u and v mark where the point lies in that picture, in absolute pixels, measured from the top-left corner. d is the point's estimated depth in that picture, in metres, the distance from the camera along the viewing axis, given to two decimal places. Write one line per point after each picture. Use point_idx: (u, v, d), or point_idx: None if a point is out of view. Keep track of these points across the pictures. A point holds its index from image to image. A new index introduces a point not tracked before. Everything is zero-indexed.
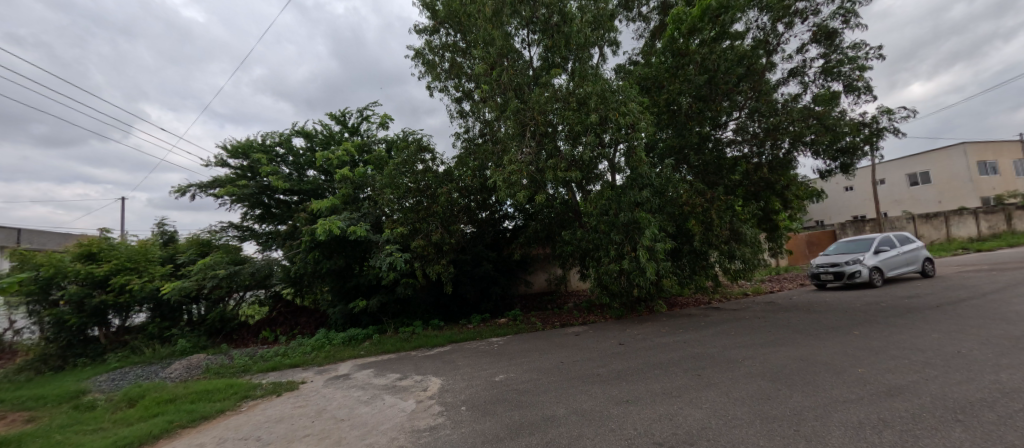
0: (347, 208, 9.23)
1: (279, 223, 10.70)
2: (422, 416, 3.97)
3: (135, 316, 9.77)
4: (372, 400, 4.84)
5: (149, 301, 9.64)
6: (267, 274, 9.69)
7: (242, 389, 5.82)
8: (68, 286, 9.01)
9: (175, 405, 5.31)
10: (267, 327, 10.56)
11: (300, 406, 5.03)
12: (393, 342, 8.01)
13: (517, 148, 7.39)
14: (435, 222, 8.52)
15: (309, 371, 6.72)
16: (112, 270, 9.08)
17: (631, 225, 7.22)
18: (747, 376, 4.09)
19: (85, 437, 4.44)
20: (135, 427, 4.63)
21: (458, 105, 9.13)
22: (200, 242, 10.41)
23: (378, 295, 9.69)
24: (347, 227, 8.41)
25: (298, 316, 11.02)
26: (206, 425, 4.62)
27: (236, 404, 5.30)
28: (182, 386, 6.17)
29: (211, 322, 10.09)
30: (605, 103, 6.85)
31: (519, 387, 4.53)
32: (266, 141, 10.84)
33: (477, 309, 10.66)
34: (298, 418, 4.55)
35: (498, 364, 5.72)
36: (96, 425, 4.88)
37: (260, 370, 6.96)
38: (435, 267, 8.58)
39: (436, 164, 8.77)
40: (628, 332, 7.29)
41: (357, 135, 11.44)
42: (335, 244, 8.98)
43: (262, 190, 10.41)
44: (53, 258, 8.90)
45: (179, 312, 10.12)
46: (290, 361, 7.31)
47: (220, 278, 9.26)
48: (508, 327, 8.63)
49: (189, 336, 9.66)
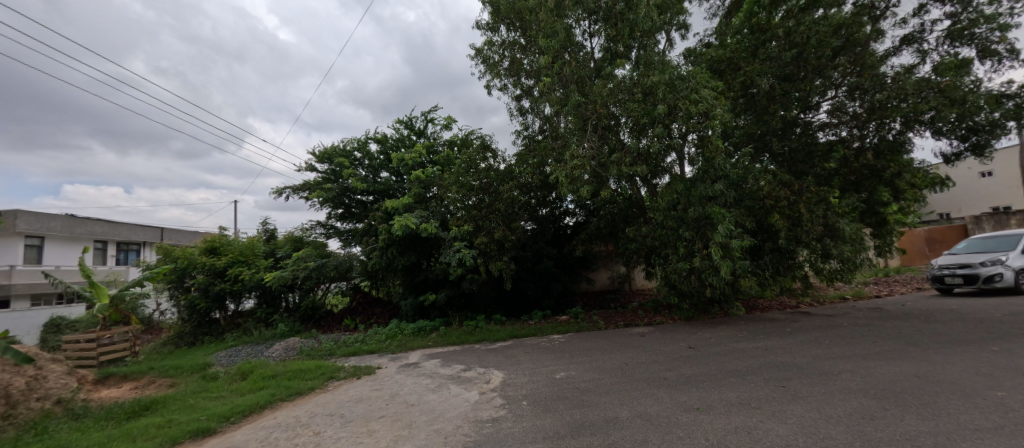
0: (418, 207, 9.75)
1: (357, 221, 11.64)
2: (485, 407, 4.10)
3: (246, 302, 11.34)
4: (439, 388, 5.11)
5: (256, 289, 11.02)
6: (348, 268, 10.68)
7: (329, 370, 6.49)
8: (197, 276, 10.73)
9: (275, 381, 6.08)
10: (348, 316, 11.68)
11: (376, 389, 5.49)
12: (458, 335, 8.33)
13: (577, 142, 7.29)
14: (497, 220, 8.72)
15: (384, 357, 7.30)
16: (229, 262, 10.67)
17: (704, 221, 6.71)
18: (844, 391, 3.60)
19: (210, 402, 5.30)
20: (246, 398, 5.40)
21: (519, 103, 9.18)
22: (294, 238, 11.70)
23: (446, 290, 10.16)
24: (419, 224, 8.97)
25: (373, 307, 12.01)
26: (300, 400, 5.26)
27: (324, 383, 5.94)
28: (281, 364, 7.06)
29: (304, 310, 11.40)
30: (674, 91, 6.46)
31: (581, 385, 4.48)
32: (347, 145, 11.85)
33: (539, 305, 10.70)
34: (374, 400, 4.98)
35: (560, 361, 5.69)
36: (217, 393, 5.78)
37: (343, 354, 7.69)
38: (498, 264, 8.75)
39: (498, 161, 8.92)
40: (699, 335, 6.81)
41: (423, 137, 12.06)
42: (408, 240, 9.63)
43: (344, 191, 11.37)
44: (187, 252, 10.66)
45: (278, 300, 11.48)
46: (368, 347, 8.00)
47: (311, 269, 10.39)
48: (570, 324, 8.53)
49: (287, 320, 10.99)
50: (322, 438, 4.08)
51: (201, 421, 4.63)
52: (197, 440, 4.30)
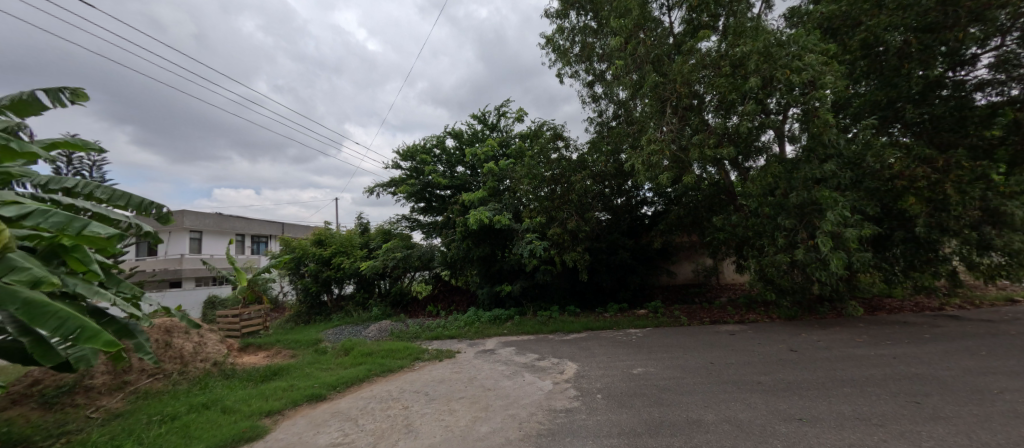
0: (492, 200, 10.01)
1: (437, 214, 12.35)
2: (559, 397, 4.11)
3: (347, 287, 12.74)
4: (514, 375, 5.26)
5: (354, 276, 12.34)
6: (430, 258, 11.42)
7: (415, 351, 7.05)
8: (309, 264, 12.32)
9: (371, 358, 6.78)
10: (431, 302, 12.52)
11: (456, 371, 5.83)
12: (533, 324, 8.45)
13: (655, 126, 6.84)
14: (570, 211, 8.60)
15: (463, 342, 7.72)
16: (333, 252, 12.13)
17: (809, 207, 5.86)
18: (1008, 415, 2.90)
19: (320, 373, 6.11)
20: (348, 371, 6.13)
21: (591, 89, 8.89)
22: (384, 230, 12.83)
23: (520, 281, 10.31)
24: (493, 217, 9.22)
25: (453, 295, 12.71)
26: (391, 377, 5.81)
27: (411, 363, 6.49)
28: (376, 344, 7.85)
29: (394, 295, 12.48)
30: (770, 60, 5.70)
31: (661, 383, 4.24)
32: (426, 143, 12.60)
33: (615, 298, 10.36)
34: (455, 382, 5.30)
35: (637, 357, 5.45)
36: (326, 365, 6.64)
37: (427, 338, 8.29)
38: (572, 255, 8.59)
39: (570, 150, 8.77)
40: (803, 337, 6.01)
41: (496, 130, 12.30)
42: (483, 232, 9.98)
43: (425, 186, 12.11)
44: (300, 244, 12.33)
45: (372, 286, 12.73)
46: (449, 332, 8.50)
47: (399, 259, 11.28)
48: (649, 319, 8.12)
49: (380, 305, 12.13)
50: (410, 412, 4.47)
51: (313, 389, 5.37)
52: (311, 405, 5.00)
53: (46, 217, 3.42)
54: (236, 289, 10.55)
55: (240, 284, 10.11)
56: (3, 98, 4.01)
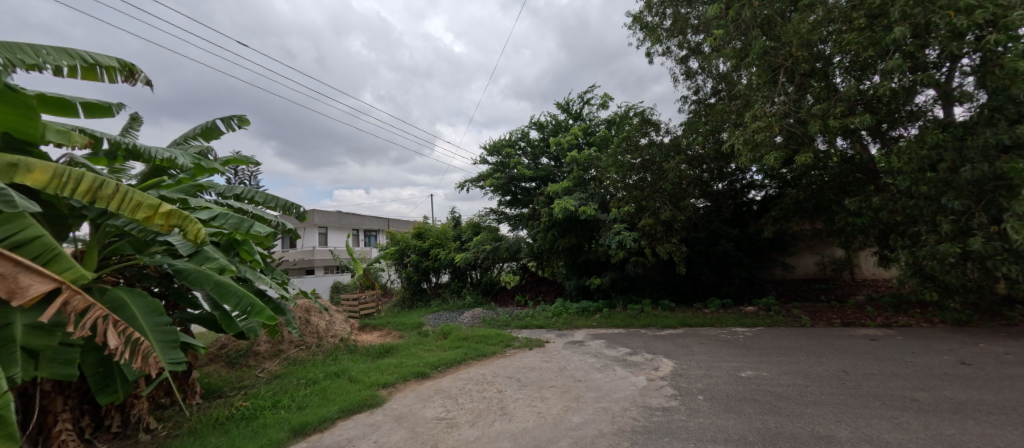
0: (577, 190, 9.87)
1: (523, 206, 12.58)
2: (654, 394, 3.95)
3: (442, 276, 13.75)
4: (605, 368, 5.18)
5: (449, 266, 13.28)
6: (518, 249, 11.75)
7: (506, 339, 7.37)
8: (411, 255, 13.54)
9: (467, 343, 7.28)
10: (520, 292, 12.90)
11: (546, 360, 5.96)
12: (623, 318, 8.18)
13: (764, 99, 6.05)
14: (662, 199, 8.08)
15: (552, 332, 7.84)
16: (430, 244, 13.19)
17: (986, 184, 4.65)
18: None
19: (424, 354, 6.75)
20: (447, 353, 6.68)
21: (685, 65, 8.18)
22: (474, 224, 13.53)
23: (609, 273, 10.01)
24: (579, 207, 9.10)
25: (541, 285, 12.91)
26: (486, 362, 6.19)
27: (503, 350, 6.81)
28: (470, 330, 8.38)
29: (485, 285, 13.12)
30: (925, 3, 4.62)
31: (776, 389, 3.79)
32: (511, 137, 12.86)
33: (716, 292, 9.50)
34: (545, 371, 5.42)
35: (745, 359, 4.94)
36: (428, 347, 7.32)
37: (517, 326, 8.59)
38: (666, 246, 8.06)
39: (662, 134, 8.21)
40: (976, 347, 4.82)
41: (580, 119, 12.04)
42: (569, 223, 9.94)
43: (511, 180, 12.25)
44: (403, 237, 13.67)
45: (465, 275, 13.55)
46: (538, 322, 8.69)
47: (489, 251, 11.81)
48: (758, 317, 7.29)
49: (472, 293, 12.87)
50: (504, 395, 4.71)
51: (419, 367, 5.97)
52: (417, 381, 5.57)
53: (226, 219, 4.32)
54: (354, 277, 12.23)
55: (358, 271, 11.53)
56: (196, 127, 5.15)
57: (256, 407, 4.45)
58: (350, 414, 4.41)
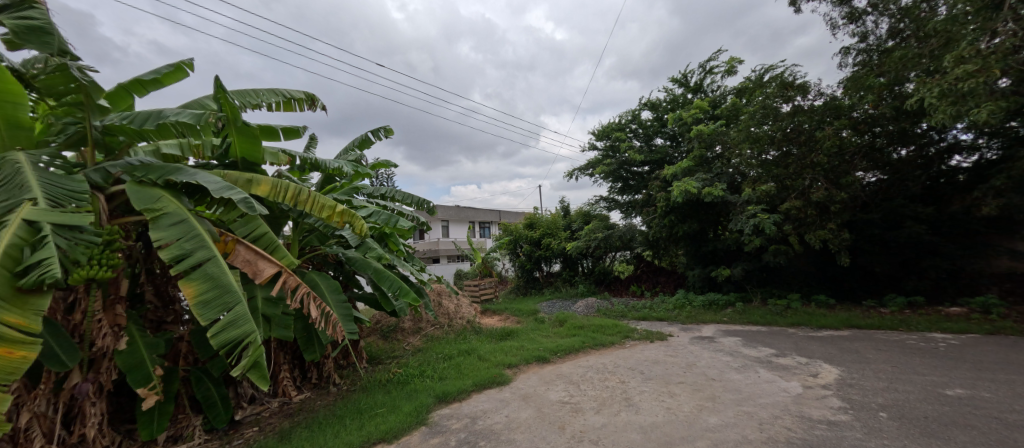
0: (701, 170, 8.94)
1: (635, 193, 11.95)
2: (815, 405, 3.41)
3: (553, 265, 13.98)
4: (744, 369, 4.66)
5: (560, 256, 13.42)
6: (631, 238, 11.30)
7: (625, 330, 7.16)
8: (523, 245, 14.05)
9: (584, 331, 7.31)
10: (635, 283, 12.42)
11: (671, 355, 5.62)
12: (762, 314, 7.22)
13: (975, 36, 4.59)
14: (814, 176, 6.88)
15: (675, 326, 7.35)
16: (541, 234, 13.50)
17: None
18: None
19: (543, 340, 6.99)
20: (565, 340, 6.80)
21: (845, 8, 6.69)
22: (584, 213, 13.39)
23: (742, 263, 8.89)
24: (703, 189, 8.24)
25: (658, 275, 12.20)
26: (605, 351, 6.14)
27: (622, 341, 6.65)
28: (586, 319, 8.37)
29: (598, 274, 12.90)
30: None
31: (1006, 417, 2.92)
32: (621, 120, 12.23)
33: (895, 288, 7.72)
34: (672, 366, 5.12)
35: (950, 373, 3.91)
36: (546, 333, 7.54)
37: (634, 318, 8.27)
38: (820, 232, 6.81)
39: (813, 98, 6.86)
40: None
41: (701, 92, 10.85)
42: (690, 208, 9.17)
43: (622, 164, 11.79)
44: (516, 227, 14.25)
45: (576, 265, 13.54)
46: (658, 314, 8.23)
47: (600, 239, 11.56)
48: (963, 321, 5.69)
49: (585, 283, 12.79)
50: (627, 386, 4.60)
51: (539, 351, 6.21)
52: (539, 364, 5.81)
53: (376, 216, 5.11)
54: (474, 266, 13.26)
55: (477, 260, 12.41)
56: (355, 139, 6.18)
57: (408, 374, 5.20)
58: (482, 389, 4.84)
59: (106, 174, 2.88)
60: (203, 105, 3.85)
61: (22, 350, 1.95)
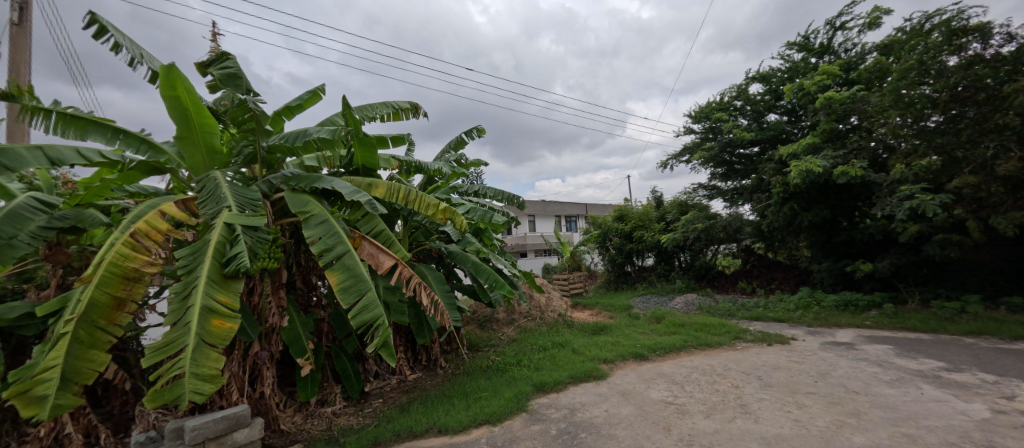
0: (830, 146, 7.61)
1: (743, 178, 10.68)
2: (1013, 436, 2.69)
3: (647, 259, 13.26)
4: (900, 383, 3.87)
5: (654, 249, 12.67)
6: (739, 228, 10.23)
7: (735, 330, 6.48)
8: (613, 238, 13.57)
9: (685, 329, 6.80)
10: (744, 279, 11.26)
11: (796, 361, 4.92)
12: (920, 319, 5.94)
13: None
14: (1002, 142, 5.49)
15: (799, 329, 6.41)
16: (633, 226, 12.89)
17: None
18: None
19: (640, 336, 6.69)
20: (665, 338, 6.40)
21: None
22: (680, 203, 12.42)
23: (889, 257, 7.39)
24: (834, 169, 7.01)
25: (774, 271, 11.01)
26: (712, 353, 5.63)
27: (732, 342, 6.03)
28: (687, 316, 7.77)
29: (698, 269, 11.87)
30: None
31: None
32: (724, 98, 10.99)
33: None
34: (797, 374, 4.48)
35: None
36: (642, 330, 7.20)
37: (745, 317, 7.44)
38: (1011, 216, 5.33)
39: (998, 41, 5.39)
40: None
41: (829, 55, 9.23)
42: (817, 193, 7.97)
43: (725, 147, 10.63)
44: (605, 220, 13.82)
45: (673, 258, 12.66)
46: (775, 315, 7.30)
47: (701, 231, 10.61)
48: None
49: (684, 278, 11.90)
50: (742, 392, 4.15)
51: (637, 348, 5.94)
52: (636, 362, 5.56)
53: (472, 212, 5.37)
54: (562, 259, 13.22)
55: (565, 254, 12.32)
56: (451, 140, 6.58)
57: (506, 362, 5.41)
58: (578, 381, 4.80)
59: (271, 185, 3.51)
60: (333, 122, 4.43)
61: (230, 322, 2.50)
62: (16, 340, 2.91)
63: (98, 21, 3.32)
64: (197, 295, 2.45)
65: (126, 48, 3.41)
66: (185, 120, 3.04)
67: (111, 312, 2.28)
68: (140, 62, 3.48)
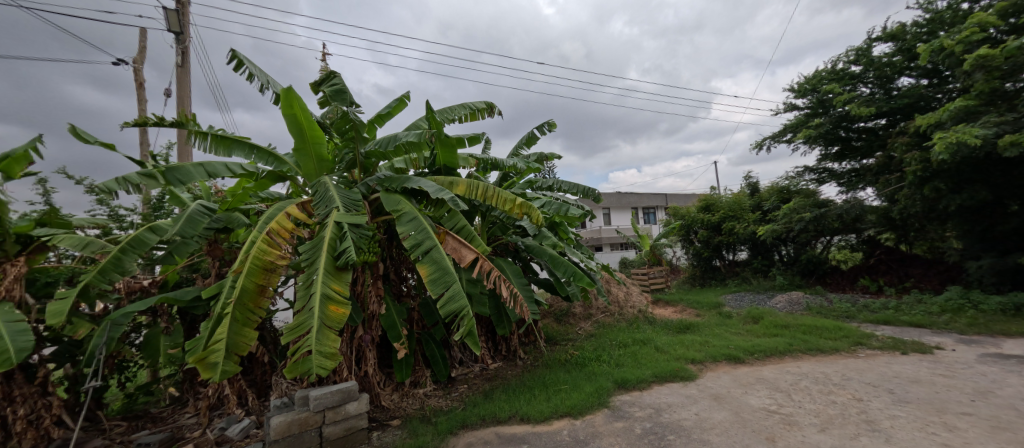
0: (992, 111, 6.12)
1: (865, 156, 9.23)
2: None
3: (739, 253, 12.03)
4: None
5: (748, 242, 11.44)
6: (860, 216, 8.83)
7: (855, 335, 5.59)
8: (699, 230, 12.54)
9: (790, 332, 6.03)
10: (867, 275, 9.80)
11: (943, 374, 4.09)
12: None
13: None
14: None
15: (946, 337, 5.30)
16: (722, 217, 11.75)
17: None
18: None
19: (734, 336, 6.12)
20: (764, 340, 5.76)
21: None
22: (780, 189, 11.01)
23: None
24: (998, 140, 5.63)
25: (908, 266, 9.54)
26: (826, 359, 4.93)
27: (851, 348, 5.21)
28: (792, 317, 6.90)
29: (805, 263, 10.38)
30: None
31: None
32: (837, 65, 9.43)
33: None
34: (946, 390, 3.70)
35: None
36: (736, 329, 6.57)
37: (869, 320, 6.38)
38: None
39: None
40: None
41: None
42: (973, 167, 6.52)
43: (839, 122, 9.14)
44: (689, 211, 12.82)
45: (772, 252, 11.32)
46: (910, 318, 6.14)
47: (808, 221, 9.29)
48: None
49: (786, 274, 10.57)
50: (868, 406, 3.56)
51: (730, 349, 5.44)
52: (730, 364, 5.09)
53: (549, 205, 5.36)
54: (642, 253, 12.59)
55: (645, 248, 11.69)
56: (523, 137, 6.65)
57: (585, 357, 5.33)
58: (664, 381, 4.55)
59: (368, 187, 3.89)
60: (419, 126, 4.73)
61: (343, 308, 2.83)
62: (189, 317, 3.66)
63: (238, 55, 3.98)
64: (318, 284, 2.81)
65: (257, 77, 4.03)
66: (301, 135, 3.49)
67: (256, 296, 2.71)
68: (267, 88, 4.08)
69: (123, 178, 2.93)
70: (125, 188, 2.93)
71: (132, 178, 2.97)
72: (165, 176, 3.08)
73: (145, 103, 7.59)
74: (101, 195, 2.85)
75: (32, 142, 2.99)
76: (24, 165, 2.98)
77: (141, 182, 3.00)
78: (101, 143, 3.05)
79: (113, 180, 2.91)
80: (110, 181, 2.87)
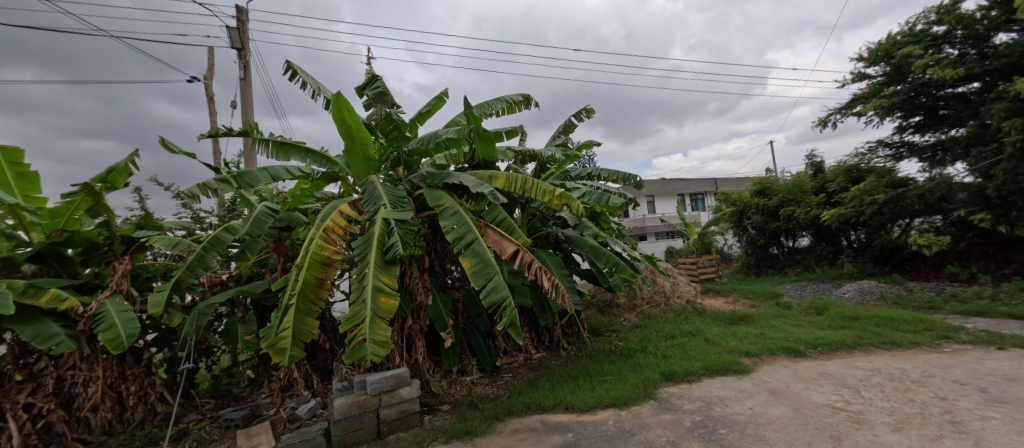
0: None
1: (952, 126, 8.17)
2: None
3: (801, 239, 11.16)
4: None
5: (810, 227, 10.58)
6: (946, 195, 7.86)
7: (939, 328, 5.04)
8: (754, 216, 11.76)
9: (860, 324, 5.53)
10: (955, 262, 8.79)
11: None
12: None
13: None
14: None
15: None
16: (780, 201, 10.93)
17: None
18: None
19: (794, 328, 5.73)
20: (830, 333, 5.34)
21: None
22: (848, 168, 10.04)
23: None
24: None
25: (1008, 251, 8.39)
26: (903, 354, 4.49)
27: (934, 342, 4.70)
28: (862, 308, 6.33)
29: (879, 249, 9.49)
30: None
31: None
32: (916, 26, 8.37)
33: None
34: None
35: None
36: (796, 321, 6.16)
37: (957, 312, 5.71)
38: None
39: None
40: None
41: None
42: None
43: (919, 91, 8.15)
44: (741, 196, 12.04)
45: (839, 238, 10.40)
46: (1009, 309, 5.42)
47: (882, 204, 8.42)
48: None
49: (855, 260, 9.69)
50: (953, 405, 3.22)
51: (789, 342, 5.11)
52: (790, 358, 4.78)
53: (589, 194, 5.29)
54: (690, 241, 12.04)
55: (693, 237, 11.15)
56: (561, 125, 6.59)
57: (631, 348, 5.25)
58: (715, 374, 4.38)
59: (412, 184, 4.05)
60: (458, 122, 4.83)
61: (393, 299, 3.01)
62: (261, 307, 4.04)
63: (292, 66, 4.30)
64: (369, 277, 3.01)
65: (310, 84, 4.31)
66: (350, 136, 3.71)
67: (316, 288, 2.95)
68: (318, 94, 4.36)
69: (204, 185, 3.30)
70: (205, 193, 3.30)
71: (210, 183, 3.33)
72: (236, 181, 3.40)
73: (214, 115, 8.37)
74: (186, 200, 3.22)
75: (131, 157, 3.43)
76: (126, 176, 3.43)
77: (217, 187, 3.35)
78: (184, 153, 3.41)
79: (196, 185, 3.28)
80: (193, 187, 3.25)
